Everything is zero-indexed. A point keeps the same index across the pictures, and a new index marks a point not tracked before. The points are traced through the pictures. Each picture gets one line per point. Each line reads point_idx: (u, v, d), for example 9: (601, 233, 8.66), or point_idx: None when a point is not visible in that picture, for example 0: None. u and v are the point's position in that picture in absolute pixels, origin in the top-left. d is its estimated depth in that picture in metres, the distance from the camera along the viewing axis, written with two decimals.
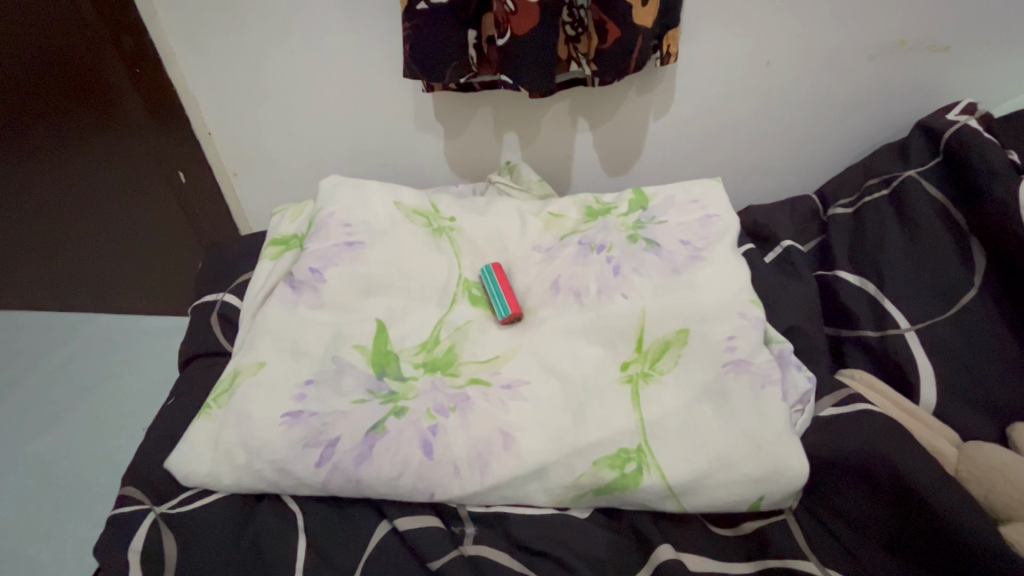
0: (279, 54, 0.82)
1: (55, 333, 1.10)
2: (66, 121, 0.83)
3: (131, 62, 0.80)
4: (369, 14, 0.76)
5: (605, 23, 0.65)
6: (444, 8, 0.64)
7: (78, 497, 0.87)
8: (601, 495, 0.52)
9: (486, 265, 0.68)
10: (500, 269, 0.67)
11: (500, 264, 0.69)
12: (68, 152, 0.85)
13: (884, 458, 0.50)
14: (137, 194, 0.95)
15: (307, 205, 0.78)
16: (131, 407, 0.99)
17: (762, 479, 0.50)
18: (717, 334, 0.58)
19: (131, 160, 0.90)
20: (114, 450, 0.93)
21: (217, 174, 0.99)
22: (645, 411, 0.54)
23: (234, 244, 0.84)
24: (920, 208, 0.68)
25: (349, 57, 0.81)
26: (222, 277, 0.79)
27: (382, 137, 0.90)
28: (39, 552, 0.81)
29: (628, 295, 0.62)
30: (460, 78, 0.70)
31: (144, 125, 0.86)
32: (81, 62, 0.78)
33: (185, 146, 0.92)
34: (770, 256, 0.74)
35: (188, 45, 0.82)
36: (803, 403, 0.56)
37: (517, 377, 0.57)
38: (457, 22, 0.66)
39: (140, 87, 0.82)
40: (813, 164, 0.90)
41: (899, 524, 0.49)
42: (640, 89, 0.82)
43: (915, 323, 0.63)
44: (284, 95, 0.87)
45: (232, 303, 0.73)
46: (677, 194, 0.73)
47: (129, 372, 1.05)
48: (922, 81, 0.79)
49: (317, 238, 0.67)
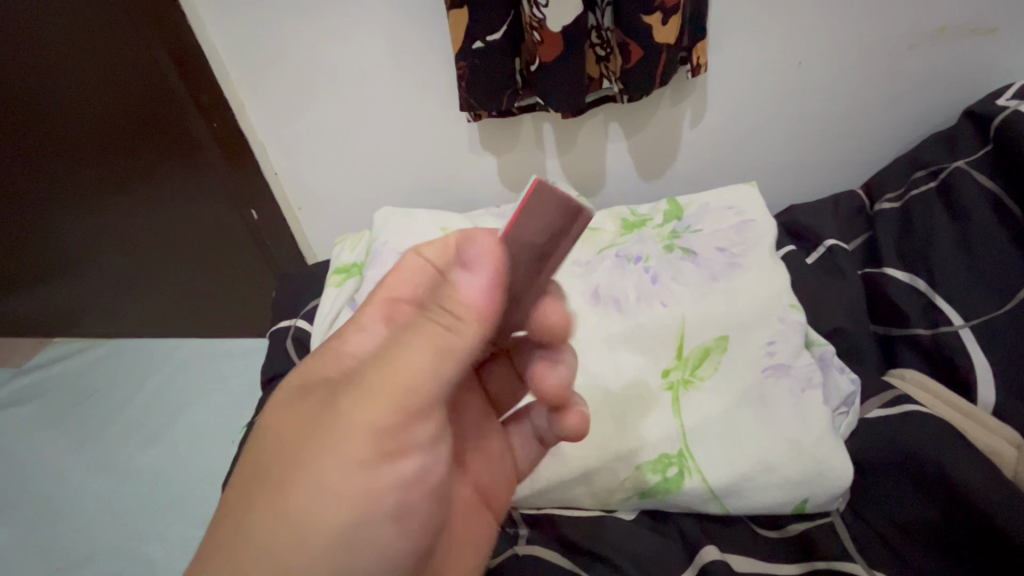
0: (332, 98, 0.89)
1: (157, 359, 1.26)
2: (161, 164, 0.96)
3: (210, 118, 0.90)
4: (412, 56, 0.83)
5: (627, 44, 0.67)
6: (496, 45, 0.69)
7: (183, 504, 0.98)
8: (645, 499, 0.55)
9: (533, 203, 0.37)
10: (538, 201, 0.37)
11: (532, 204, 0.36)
12: (168, 186, 0.99)
13: (932, 458, 0.51)
14: (217, 230, 1.07)
15: (364, 235, 0.86)
16: (220, 422, 1.11)
17: (805, 480, 0.51)
18: (758, 340, 0.60)
19: (214, 198, 1.01)
20: (210, 461, 1.04)
21: (285, 211, 1.06)
22: (686, 418, 0.56)
23: (304, 274, 0.93)
24: (969, 199, 0.66)
25: (396, 96, 0.88)
26: (295, 304, 0.88)
27: (430, 167, 0.97)
28: (156, 552, 0.93)
29: (667, 303, 0.63)
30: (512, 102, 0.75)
31: (223, 166, 0.95)
32: (171, 119, 0.90)
33: (257, 185, 1.00)
34: (813, 256, 0.74)
35: (255, 97, 0.90)
36: (847, 406, 0.58)
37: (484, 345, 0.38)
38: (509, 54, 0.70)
39: (218, 138, 0.92)
40: (860, 159, 0.88)
41: (949, 525, 0.49)
42: (665, 99, 0.84)
43: (970, 319, 0.61)
44: (340, 135, 0.94)
45: (303, 328, 0.81)
46: (713, 202, 0.74)
47: (218, 391, 1.17)
48: (970, 64, 0.77)
49: (374, 267, 0.74)
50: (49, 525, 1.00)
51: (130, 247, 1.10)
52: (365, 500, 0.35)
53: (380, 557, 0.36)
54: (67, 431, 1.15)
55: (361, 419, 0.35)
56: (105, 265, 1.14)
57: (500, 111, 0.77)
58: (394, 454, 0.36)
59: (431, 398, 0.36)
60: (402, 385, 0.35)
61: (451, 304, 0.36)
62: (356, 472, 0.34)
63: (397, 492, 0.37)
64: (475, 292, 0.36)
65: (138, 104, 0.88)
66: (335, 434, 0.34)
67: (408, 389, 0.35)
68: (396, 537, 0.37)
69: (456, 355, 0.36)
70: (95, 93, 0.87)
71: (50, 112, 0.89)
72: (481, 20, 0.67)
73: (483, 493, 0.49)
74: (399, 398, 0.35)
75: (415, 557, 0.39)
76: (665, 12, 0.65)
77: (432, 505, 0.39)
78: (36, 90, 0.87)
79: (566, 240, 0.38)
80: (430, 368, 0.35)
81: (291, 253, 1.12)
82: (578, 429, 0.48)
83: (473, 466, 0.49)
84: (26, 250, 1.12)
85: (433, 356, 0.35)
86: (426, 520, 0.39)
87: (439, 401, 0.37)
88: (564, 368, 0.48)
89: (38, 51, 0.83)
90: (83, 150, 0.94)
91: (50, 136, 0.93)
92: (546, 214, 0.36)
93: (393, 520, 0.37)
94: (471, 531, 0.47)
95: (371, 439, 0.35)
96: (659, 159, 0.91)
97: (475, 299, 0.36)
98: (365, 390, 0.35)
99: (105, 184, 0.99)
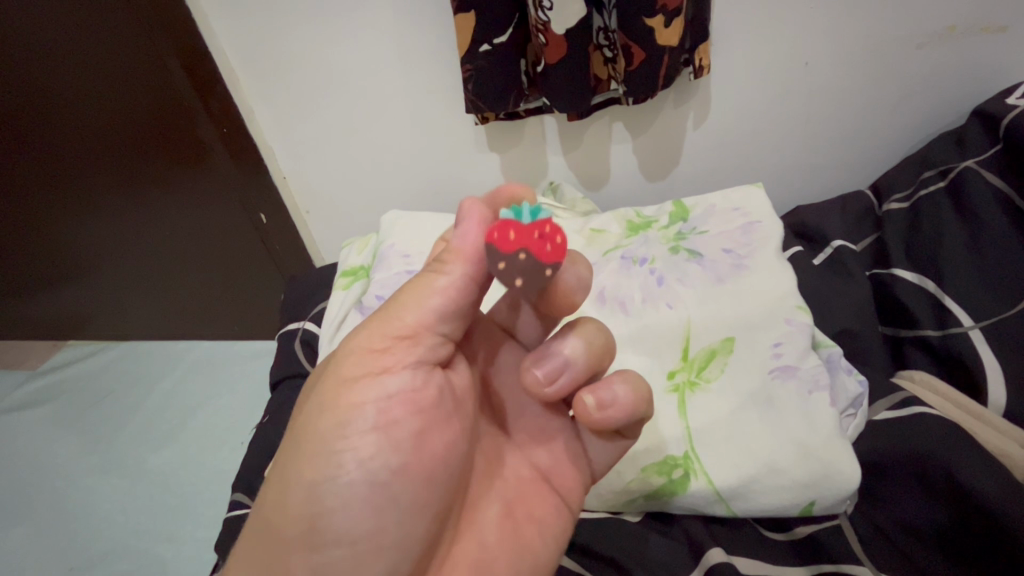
0: (340, 103, 0.90)
1: (168, 362, 1.28)
2: (168, 167, 0.97)
3: (220, 122, 0.91)
4: (419, 61, 0.84)
5: (630, 47, 0.67)
6: (501, 46, 0.70)
7: (195, 503, 1.00)
8: (651, 500, 0.55)
9: (516, 236, 0.38)
10: (516, 241, 0.38)
11: (512, 238, 0.38)
12: (175, 190, 1.00)
13: (941, 460, 0.51)
14: (225, 233, 1.08)
15: (370, 238, 0.86)
16: (230, 423, 1.12)
17: (813, 483, 0.51)
18: (764, 342, 0.59)
19: (223, 202, 1.02)
20: (221, 462, 1.06)
21: (293, 213, 1.07)
22: (692, 419, 0.56)
23: (312, 276, 0.94)
24: (979, 199, 0.66)
25: (403, 100, 0.89)
26: (303, 306, 0.89)
27: (438, 171, 0.97)
28: (168, 552, 0.94)
29: (672, 304, 0.63)
30: (518, 103, 0.75)
31: (231, 169, 0.96)
32: (180, 124, 0.91)
33: (264, 188, 1.01)
34: (821, 257, 0.73)
35: (265, 103, 0.92)
36: (855, 407, 0.57)
37: (482, 290, 0.42)
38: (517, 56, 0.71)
39: (227, 143, 0.93)
40: (867, 158, 0.88)
41: (958, 528, 0.48)
42: (671, 100, 0.84)
43: (980, 319, 0.60)
44: (349, 139, 0.95)
45: (312, 330, 0.82)
46: (719, 203, 0.74)
47: (228, 392, 1.19)
48: (979, 62, 0.76)
49: (381, 270, 0.74)
50: (64, 525, 1.01)
51: (138, 250, 1.10)
52: (352, 409, 0.40)
53: (367, 466, 0.39)
54: (81, 432, 1.17)
55: (371, 342, 0.41)
56: (114, 269, 1.15)
57: (506, 112, 0.77)
58: (381, 369, 0.40)
59: (414, 324, 0.41)
60: (394, 311, 0.41)
61: (444, 253, 0.41)
62: (371, 379, 0.40)
63: (382, 406, 0.40)
64: (462, 241, 0.40)
65: (146, 109, 0.89)
66: (353, 355, 0.41)
67: (398, 315, 0.41)
68: (382, 449, 0.40)
69: (442, 287, 0.41)
70: (104, 100, 0.88)
71: (57, 119, 0.90)
72: (485, 24, 0.67)
73: (542, 469, 0.50)
74: (393, 322, 0.41)
75: (408, 478, 0.41)
76: (666, 16, 0.65)
77: (429, 428, 0.42)
78: (44, 98, 0.88)
79: (530, 289, 0.39)
80: (419, 298, 0.41)
81: (298, 254, 1.13)
82: (599, 421, 0.44)
83: (527, 440, 0.51)
84: (35, 255, 1.13)
85: (422, 289, 0.41)
86: (420, 442, 0.41)
87: (427, 329, 0.41)
88: (577, 339, 0.44)
89: (48, 59, 0.83)
90: (93, 157, 0.95)
91: (58, 143, 0.93)
92: (512, 267, 0.38)
93: (379, 431, 0.40)
94: (530, 504, 0.48)
95: (363, 355, 0.41)
96: (667, 161, 0.91)
97: (460, 248, 0.40)
98: (375, 318, 0.42)
99: (113, 188, 0.99)
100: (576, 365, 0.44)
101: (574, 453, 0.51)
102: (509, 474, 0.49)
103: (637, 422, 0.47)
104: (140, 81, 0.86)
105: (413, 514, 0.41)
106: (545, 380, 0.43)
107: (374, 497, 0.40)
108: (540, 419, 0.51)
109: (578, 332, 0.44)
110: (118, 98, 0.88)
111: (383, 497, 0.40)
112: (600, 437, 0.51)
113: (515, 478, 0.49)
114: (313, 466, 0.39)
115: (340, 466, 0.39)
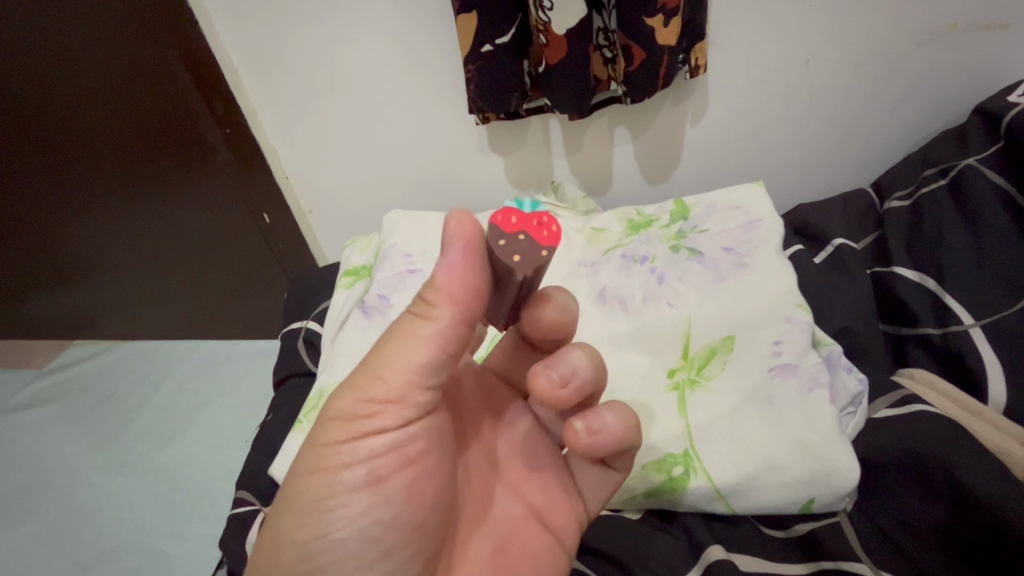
0: (343, 104, 0.91)
1: (172, 360, 1.29)
2: (170, 166, 0.97)
3: (223, 122, 0.92)
4: (421, 63, 0.84)
5: (630, 47, 0.67)
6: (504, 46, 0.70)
7: (199, 501, 1.01)
8: (650, 498, 0.55)
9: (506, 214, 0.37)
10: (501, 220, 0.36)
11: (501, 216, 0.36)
12: (177, 189, 1.01)
13: (941, 459, 0.51)
14: (227, 233, 1.09)
15: (373, 238, 0.86)
16: (234, 422, 1.13)
17: (812, 480, 0.51)
18: (765, 340, 0.60)
19: (224, 202, 1.03)
20: (224, 460, 1.07)
21: (296, 214, 1.08)
22: (693, 418, 0.56)
23: (315, 275, 0.94)
24: (979, 197, 0.66)
25: (404, 100, 0.89)
26: (306, 306, 0.90)
27: (438, 170, 0.98)
28: (173, 549, 0.95)
29: (672, 304, 0.64)
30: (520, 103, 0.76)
31: (233, 168, 0.97)
32: (181, 125, 0.92)
33: (267, 188, 1.01)
34: (821, 255, 0.74)
35: (269, 105, 0.93)
36: (854, 405, 0.58)
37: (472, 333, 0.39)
38: (518, 57, 0.72)
39: (232, 145, 0.94)
40: (868, 156, 0.88)
41: (958, 526, 0.48)
42: (667, 100, 0.84)
43: (980, 317, 0.61)
44: (352, 142, 0.96)
45: (315, 330, 0.83)
46: (720, 202, 0.74)
47: (232, 391, 1.20)
48: (980, 61, 0.76)
49: (382, 269, 0.75)
50: (71, 523, 1.02)
51: (142, 251, 1.11)
52: (338, 473, 0.38)
53: (358, 523, 0.38)
54: (86, 429, 1.18)
55: (360, 406, 0.38)
56: (117, 270, 1.15)
57: (506, 113, 0.77)
58: (368, 434, 0.38)
59: (400, 386, 0.38)
60: (383, 371, 0.38)
61: (428, 293, 0.37)
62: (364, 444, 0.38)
63: (372, 464, 0.39)
64: (446, 276, 0.36)
65: (149, 112, 0.90)
66: (341, 420, 0.38)
67: (380, 375, 0.38)
68: (374, 505, 0.38)
69: (430, 338, 0.38)
70: (109, 102, 0.89)
71: (64, 119, 0.91)
72: (487, 26, 0.68)
73: (535, 508, 0.49)
74: (376, 381, 0.38)
75: (398, 526, 0.39)
76: (665, 15, 0.65)
77: (417, 478, 0.40)
78: (48, 100, 0.89)
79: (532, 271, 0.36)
80: (406, 353, 0.38)
81: (300, 253, 1.14)
82: (589, 447, 0.45)
83: (518, 478, 0.50)
84: (37, 253, 1.14)
85: (407, 344, 0.38)
86: (409, 493, 0.40)
87: (415, 388, 0.38)
88: (581, 353, 0.46)
89: (51, 59, 0.84)
90: (96, 157, 0.96)
91: (62, 145, 0.94)
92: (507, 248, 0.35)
93: (371, 489, 0.38)
94: (520, 540, 0.47)
95: (346, 418, 0.38)
96: (665, 161, 0.91)
97: (447, 287, 0.36)
98: (363, 374, 0.38)
99: (117, 189, 1.00)
100: (584, 372, 0.45)
101: (568, 488, 0.51)
102: (501, 510, 0.48)
103: (625, 452, 0.48)
104: (142, 84, 0.87)
105: (410, 531, 0.40)
106: (560, 381, 0.44)
107: (363, 545, 0.38)
108: (532, 455, 0.51)
109: (579, 348, 0.45)
110: (121, 99, 0.88)
111: (374, 552, 0.38)
112: (588, 469, 0.51)
113: (507, 514, 0.48)
114: (302, 528, 0.37)
115: (329, 526, 0.38)
